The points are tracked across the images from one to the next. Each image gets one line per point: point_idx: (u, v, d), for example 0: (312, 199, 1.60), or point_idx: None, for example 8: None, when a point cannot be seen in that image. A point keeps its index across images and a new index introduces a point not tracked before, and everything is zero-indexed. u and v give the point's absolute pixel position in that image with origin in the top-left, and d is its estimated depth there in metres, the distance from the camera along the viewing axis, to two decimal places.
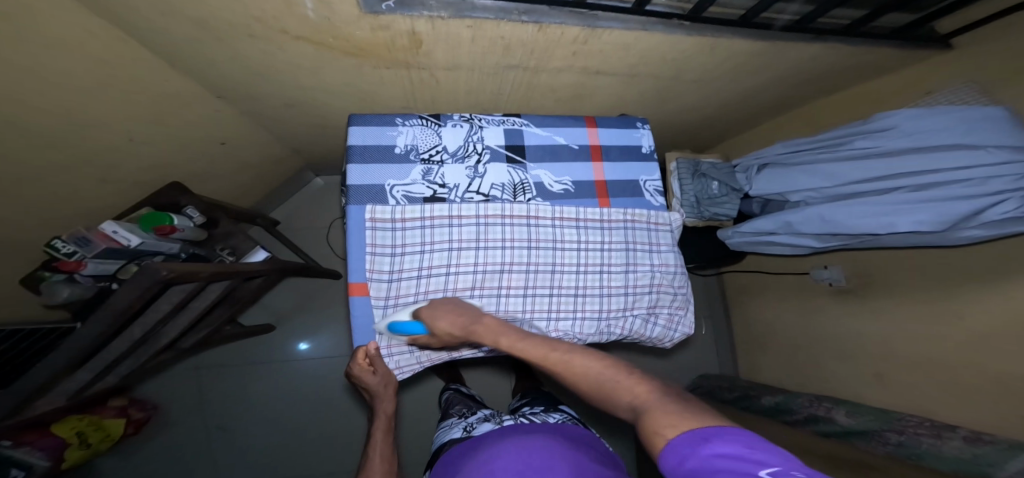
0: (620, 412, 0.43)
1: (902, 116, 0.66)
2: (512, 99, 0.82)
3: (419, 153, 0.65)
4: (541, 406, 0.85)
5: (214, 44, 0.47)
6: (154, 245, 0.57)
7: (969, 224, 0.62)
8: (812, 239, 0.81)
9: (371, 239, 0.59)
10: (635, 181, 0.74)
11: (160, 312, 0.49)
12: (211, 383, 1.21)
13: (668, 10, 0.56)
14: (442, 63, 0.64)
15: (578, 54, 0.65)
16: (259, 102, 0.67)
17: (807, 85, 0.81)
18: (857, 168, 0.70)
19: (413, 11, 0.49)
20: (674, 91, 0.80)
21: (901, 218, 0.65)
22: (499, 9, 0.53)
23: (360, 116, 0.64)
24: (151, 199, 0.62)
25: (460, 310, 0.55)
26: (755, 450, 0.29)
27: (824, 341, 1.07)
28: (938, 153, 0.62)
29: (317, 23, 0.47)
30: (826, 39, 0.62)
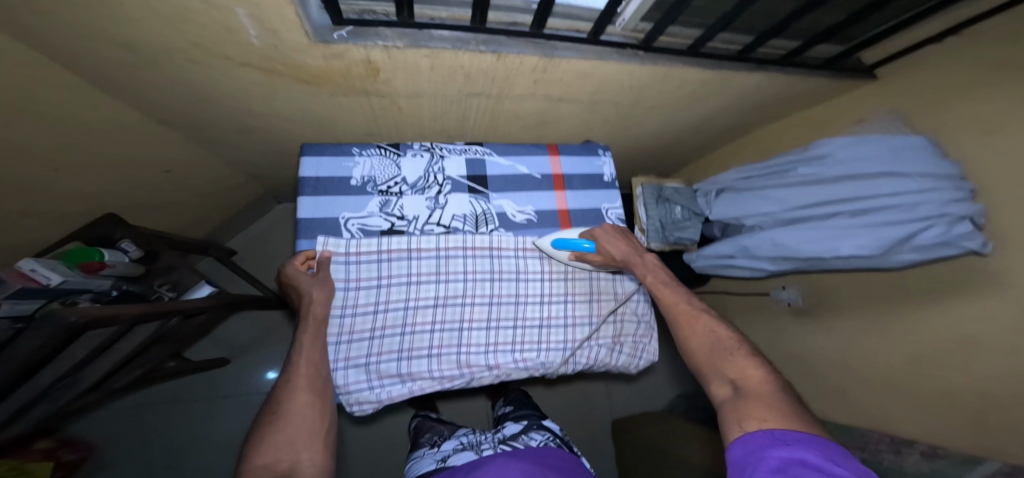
0: (714, 381, 0.49)
1: (837, 144, 0.71)
2: (478, 125, 0.82)
3: (377, 184, 0.63)
4: (524, 422, 0.83)
5: (150, 69, 0.45)
6: (80, 282, 0.53)
7: (904, 248, 0.63)
8: (768, 263, 0.82)
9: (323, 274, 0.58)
10: (597, 210, 0.75)
11: (74, 358, 0.47)
12: (151, 425, 1.11)
13: (624, 40, 0.58)
14: (403, 90, 0.64)
15: (539, 82, 0.66)
16: (209, 128, 0.64)
17: (759, 112, 0.85)
18: (802, 193, 0.74)
19: (367, 41, 0.49)
20: (635, 118, 0.82)
21: (842, 243, 0.66)
22: (456, 38, 0.54)
23: (312, 146, 0.62)
24: (78, 232, 0.57)
25: (628, 244, 0.64)
26: (838, 465, 0.32)
27: (788, 357, 1.09)
28: (871, 179, 0.66)
29: (264, 50, 0.45)
30: (769, 69, 0.66)
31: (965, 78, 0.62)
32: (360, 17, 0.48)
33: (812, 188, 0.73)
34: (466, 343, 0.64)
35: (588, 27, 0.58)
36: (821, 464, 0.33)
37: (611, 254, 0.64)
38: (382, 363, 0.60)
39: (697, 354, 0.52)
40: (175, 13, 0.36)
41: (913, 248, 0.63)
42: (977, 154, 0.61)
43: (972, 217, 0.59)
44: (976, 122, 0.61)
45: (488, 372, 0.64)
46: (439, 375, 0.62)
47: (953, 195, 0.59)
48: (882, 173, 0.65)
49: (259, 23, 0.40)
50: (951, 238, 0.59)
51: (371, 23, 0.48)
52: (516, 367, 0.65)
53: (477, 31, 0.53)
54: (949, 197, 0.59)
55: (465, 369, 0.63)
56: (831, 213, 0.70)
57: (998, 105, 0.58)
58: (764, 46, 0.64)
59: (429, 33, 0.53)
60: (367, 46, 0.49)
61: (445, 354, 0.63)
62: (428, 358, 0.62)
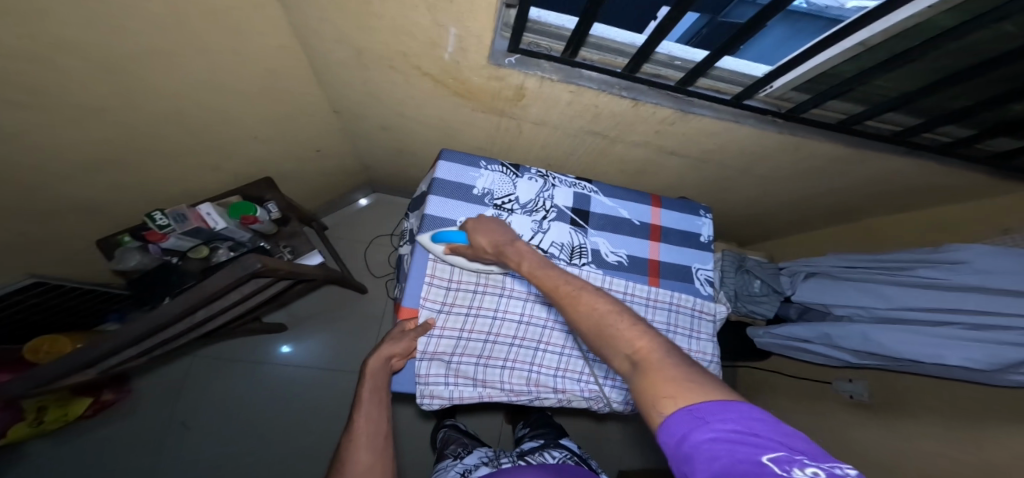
0: (611, 361, 0.36)
1: (971, 252, 0.64)
2: (580, 161, 0.86)
3: (494, 198, 0.67)
4: (542, 440, 0.86)
5: (355, 68, 0.55)
6: (232, 232, 0.59)
7: (1016, 371, 0.59)
8: (848, 355, 0.78)
9: (432, 269, 0.60)
10: (688, 267, 0.74)
11: (230, 300, 0.55)
12: (193, 376, 1.14)
13: (765, 107, 0.57)
14: (533, 118, 0.69)
15: (661, 132, 0.68)
16: (361, 121, 0.73)
17: (872, 199, 0.82)
18: (914, 294, 0.68)
19: (530, 70, 0.55)
20: (738, 182, 0.82)
21: (950, 352, 0.61)
22: (602, 82, 0.58)
23: (451, 153, 0.67)
24: (243, 189, 0.65)
25: (496, 228, 0.53)
26: (758, 432, 0.24)
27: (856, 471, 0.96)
28: (1000, 296, 0.61)
29: (448, 66, 0.54)
30: (913, 154, 0.63)
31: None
32: (531, 48, 0.53)
33: (931, 291, 0.67)
34: (540, 363, 0.63)
35: (730, 89, 0.58)
36: (740, 437, 0.24)
37: (478, 245, 0.53)
38: (461, 363, 0.60)
39: (588, 337, 0.39)
40: (402, 26, 0.45)
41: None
42: None
43: None
44: None
45: (554, 397, 0.63)
46: (509, 390, 0.61)
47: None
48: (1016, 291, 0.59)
49: (459, 42, 0.48)
50: None
51: (539, 56, 0.53)
52: (581, 396, 0.64)
53: (624, 79, 0.57)
54: None
55: (532, 387, 0.62)
56: (948, 321, 0.65)
57: None
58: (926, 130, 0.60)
59: (580, 72, 0.58)
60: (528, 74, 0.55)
61: (518, 368, 0.62)
62: (502, 369, 0.62)
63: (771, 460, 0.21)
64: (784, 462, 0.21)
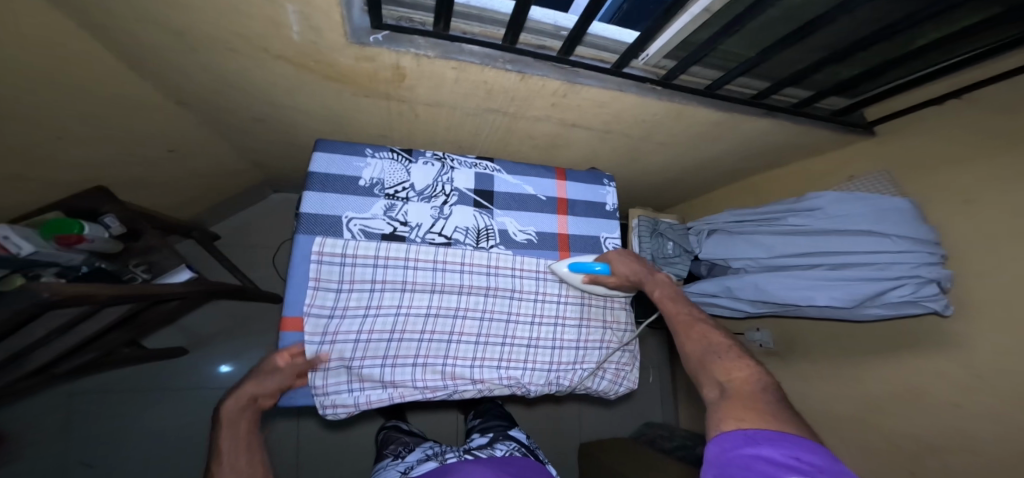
0: (706, 386, 0.48)
1: (826, 199, 0.73)
2: (489, 140, 0.83)
3: (385, 187, 0.63)
4: (492, 433, 0.88)
5: (186, 51, 0.46)
6: (51, 255, 0.50)
7: (874, 303, 0.68)
8: (748, 305, 0.84)
9: (315, 273, 0.55)
10: (595, 238, 0.76)
11: (32, 339, 0.46)
12: (78, 418, 1.00)
13: (644, 75, 0.60)
14: (424, 99, 0.65)
15: (557, 105, 0.68)
16: (225, 111, 0.63)
17: (757, 158, 0.90)
18: (789, 242, 0.76)
19: (401, 47, 0.50)
20: (641, 151, 0.85)
21: (820, 294, 0.70)
22: (486, 54, 0.56)
23: (328, 142, 0.62)
24: (67, 203, 0.56)
25: (639, 267, 0.66)
26: (800, 458, 0.33)
27: None
28: (854, 236, 0.69)
29: (302, 46, 0.47)
30: (778, 115, 0.69)
31: (937, 149, 0.68)
32: (398, 23, 0.49)
33: (798, 238, 0.75)
34: (453, 355, 0.62)
35: (611, 58, 0.59)
36: (784, 462, 0.33)
37: (621, 276, 0.66)
38: (365, 366, 0.57)
39: (694, 364, 0.51)
40: (222, 3, 0.38)
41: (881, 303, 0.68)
42: (954, 218, 0.66)
43: (938, 280, 0.64)
44: (955, 192, 0.66)
45: (472, 387, 0.62)
46: (422, 386, 0.60)
47: (921, 258, 0.64)
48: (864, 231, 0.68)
49: (304, 20, 0.42)
50: (915, 297, 0.65)
51: (408, 31, 0.49)
52: (501, 384, 0.64)
53: (508, 51, 0.55)
54: (921, 260, 0.64)
55: (448, 381, 0.61)
56: (814, 264, 0.74)
57: (970, 180, 0.64)
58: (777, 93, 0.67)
59: (460, 46, 0.54)
60: (399, 51, 0.50)
61: (431, 364, 0.61)
62: (413, 367, 0.60)
63: None
64: None
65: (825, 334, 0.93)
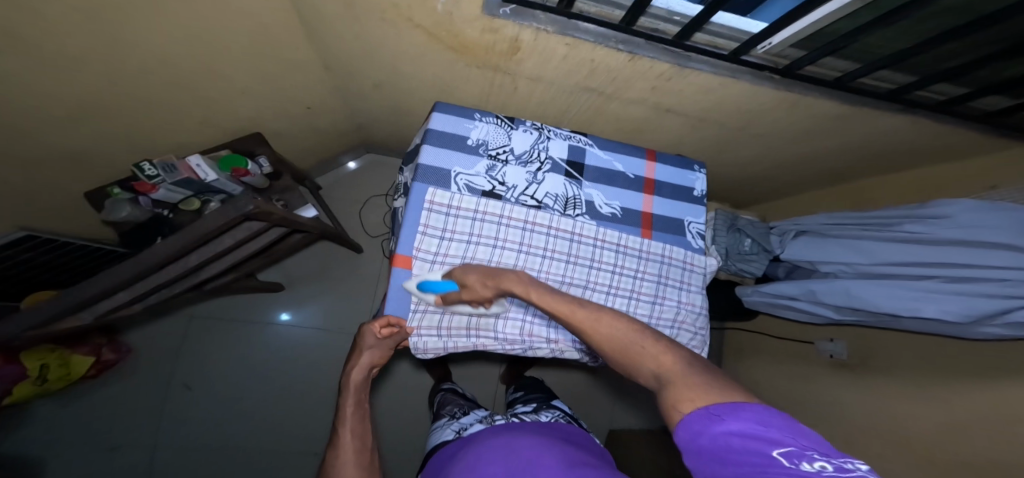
0: (641, 377, 0.41)
1: (957, 207, 0.66)
2: (576, 120, 0.85)
3: (488, 149, 0.69)
4: (535, 403, 0.93)
5: (344, 17, 0.54)
6: (222, 184, 0.62)
7: (993, 322, 0.62)
8: (833, 311, 0.85)
9: (426, 219, 0.64)
10: (680, 221, 0.79)
11: (224, 245, 0.59)
12: (189, 340, 1.19)
13: (762, 63, 0.58)
14: (529, 73, 0.68)
15: (656, 89, 0.69)
16: (353, 73, 0.71)
17: (856, 161, 0.85)
18: (897, 249, 0.72)
19: (525, 21, 0.53)
20: (731, 141, 0.83)
21: (927, 305, 0.66)
22: (598, 35, 0.57)
23: (444, 104, 0.67)
24: (231, 144, 0.69)
25: (487, 269, 0.56)
26: (770, 427, 0.27)
27: (822, 414, 1.07)
28: (983, 249, 0.64)
29: (441, 17, 0.52)
30: (914, 112, 0.64)
31: None
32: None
33: (910, 247, 0.71)
34: (532, 313, 0.67)
35: (727, 44, 0.58)
36: (754, 433, 0.27)
37: (473, 290, 0.56)
38: (455, 315, 0.64)
39: (617, 359, 0.43)
40: None
41: (1002, 323, 0.62)
42: None
43: None
44: None
45: (547, 346, 0.68)
46: (503, 337, 0.66)
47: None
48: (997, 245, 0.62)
49: None
50: None
51: (534, 7, 0.51)
52: (573, 347, 0.69)
53: (625, 31, 0.56)
54: None
55: (526, 337, 0.67)
56: (925, 275, 0.69)
57: None
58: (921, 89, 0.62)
59: (576, 25, 0.56)
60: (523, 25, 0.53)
61: (512, 319, 0.66)
62: (495, 319, 0.65)
63: (780, 454, 0.24)
64: (793, 456, 0.24)
65: (913, 356, 0.87)
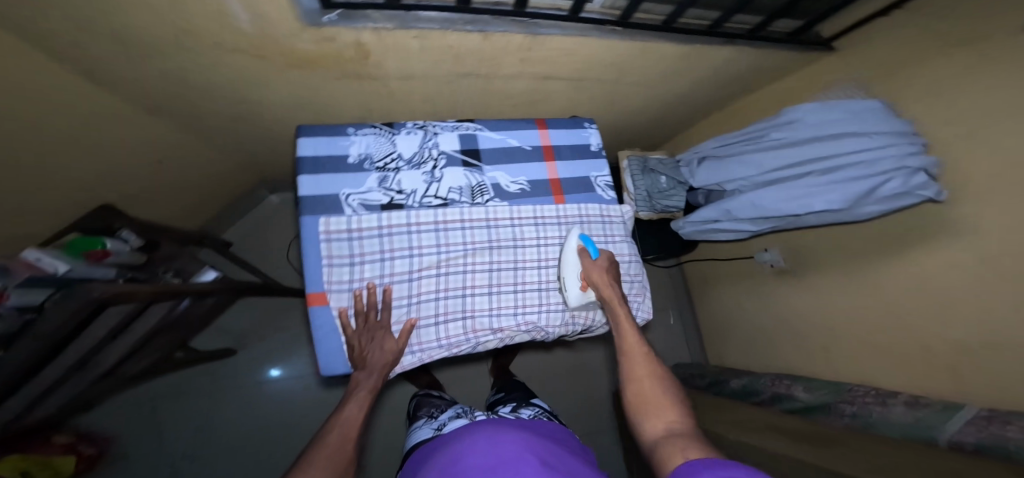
0: (648, 422, 0.52)
1: (804, 110, 0.75)
2: (470, 107, 0.85)
3: (374, 161, 0.68)
4: (514, 402, 0.97)
5: (158, 52, 0.52)
6: (86, 271, 0.59)
7: (867, 201, 0.68)
8: (750, 224, 0.90)
9: (328, 250, 0.64)
10: (586, 178, 0.82)
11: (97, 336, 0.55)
12: (161, 416, 1.12)
13: (603, 17, 0.64)
14: (395, 74, 0.65)
15: (525, 60, 0.70)
16: (206, 103, 0.68)
17: (720, 89, 0.95)
18: (776, 156, 0.78)
19: (357, 23, 0.50)
20: (619, 94, 0.90)
21: (815, 199, 0.72)
22: (446, 20, 0.55)
23: (308, 127, 0.64)
24: (82, 224, 0.67)
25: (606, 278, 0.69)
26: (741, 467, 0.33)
27: (781, 322, 1.16)
28: (838, 139, 0.71)
29: (257, 35, 0.49)
30: (737, 42, 0.74)
31: None
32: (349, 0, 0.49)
33: (784, 151, 0.77)
34: (471, 309, 0.71)
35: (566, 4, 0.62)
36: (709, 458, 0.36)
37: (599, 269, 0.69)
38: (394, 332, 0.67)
39: (632, 387, 0.57)
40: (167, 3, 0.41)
41: (875, 200, 0.68)
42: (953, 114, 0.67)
43: (925, 168, 0.64)
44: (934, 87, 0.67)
45: (494, 336, 0.72)
46: (446, 343, 0.70)
47: (905, 150, 0.64)
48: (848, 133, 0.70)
49: (251, 8, 0.44)
50: (907, 188, 0.64)
51: (361, 7, 0.49)
52: (519, 329, 0.73)
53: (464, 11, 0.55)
54: (906, 151, 0.64)
55: (471, 334, 0.71)
56: (804, 173, 0.75)
57: None
58: (732, 22, 0.73)
59: (419, 15, 0.54)
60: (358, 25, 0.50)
61: (452, 320, 0.70)
62: (435, 327, 0.69)
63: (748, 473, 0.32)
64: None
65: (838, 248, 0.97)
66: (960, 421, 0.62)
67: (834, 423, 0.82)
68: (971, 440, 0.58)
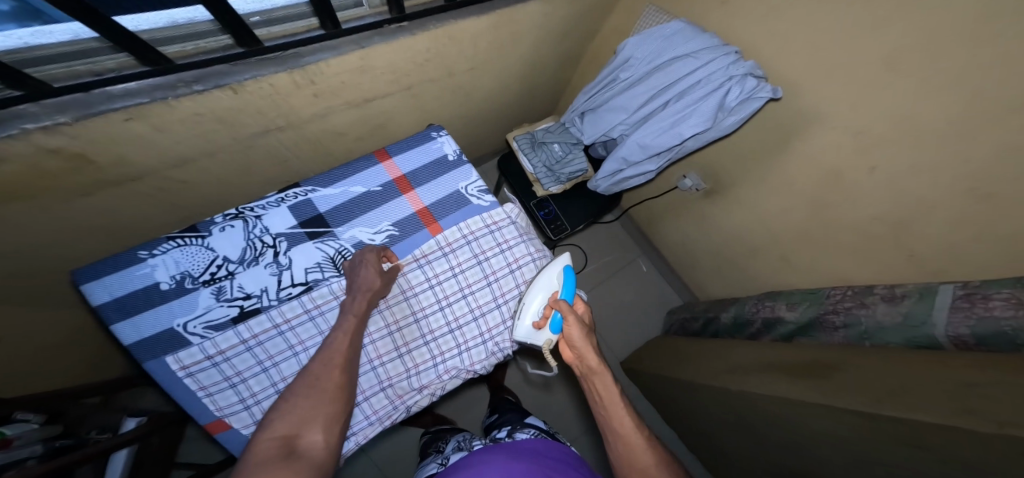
0: None
1: (631, 45, 0.72)
2: (303, 158, 0.75)
3: (197, 277, 0.60)
4: (511, 426, 0.88)
5: None
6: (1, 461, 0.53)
7: (722, 115, 0.67)
8: (651, 163, 0.83)
9: (198, 383, 0.58)
10: (455, 192, 0.75)
11: None
12: None
13: (376, 19, 0.56)
14: (161, 164, 0.54)
15: (320, 94, 0.60)
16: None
17: (563, 40, 0.90)
18: (632, 95, 0.73)
19: (8, 129, 0.36)
20: (466, 84, 0.83)
21: (682, 127, 0.68)
22: (152, 87, 0.43)
23: (86, 270, 0.56)
24: None
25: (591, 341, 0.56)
26: None
27: (729, 242, 1.11)
28: (671, 65, 0.69)
29: None
30: None
31: None
32: None
33: (637, 88, 0.73)
34: (387, 377, 0.66)
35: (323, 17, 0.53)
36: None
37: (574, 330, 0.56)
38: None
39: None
40: None
41: (728, 111, 0.66)
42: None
43: (751, 72, 0.63)
44: None
45: (421, 394, 0.68)
46: (374, 419, 0.66)
47: (727, 59, 0.64)
48: (676, 58, 0.68)
49: None
50: (747, 94, 0.64)
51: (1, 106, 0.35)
52: (443, 379, 0.69)
53: (173, 72, 0.43)
54: (727, 61, 0.64)
55: (398, 401, 0.67)
56: (662, 105, 0.71)
57: None
58: None
59: (106, 90, 0.41)
60: (10, 138, 0.36)
61: (372, 395, 0.65)
62: (356, 409, 0.65)
63: None
64: None
65: (744, 157, 0.92)
66: (945, 308, 0.59)
67: (829, 339, 0.78)
68: (966, 332, 0.55)
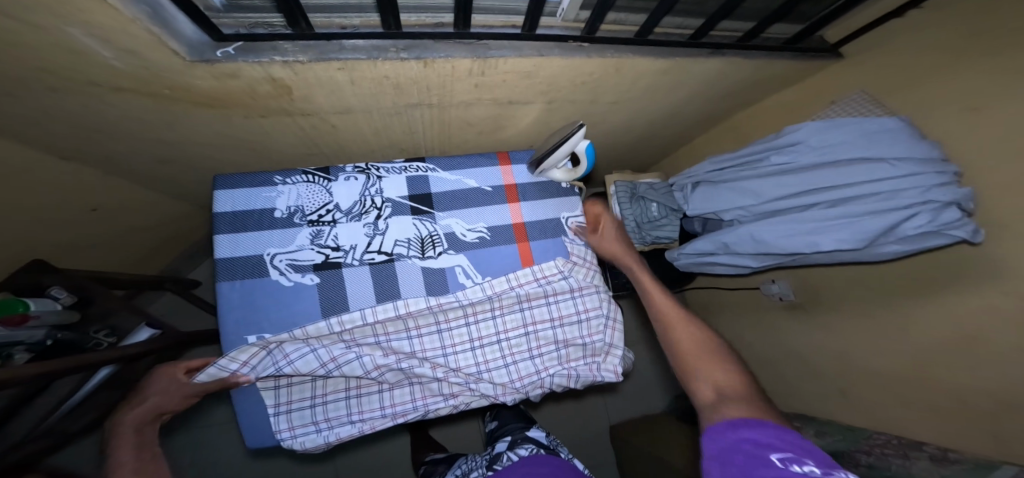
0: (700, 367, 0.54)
1: (807, 131, 0.67)
2: (428, 137, 0.76)
3: (306, 214, 0.62)
4: (509, 438, 0.80)
5: (39, 106, 0.44)
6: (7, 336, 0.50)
7: (887, 239, 0.60)
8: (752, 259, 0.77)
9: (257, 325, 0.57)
10: (556, 219, 0.73)
11: None
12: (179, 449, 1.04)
13: (564, 33, 0.56)
14: (331, 108, 0.56)
15: (480, 86, 0.61)
16: (124, 159, 0.64)
17: (708, 102, 0.88)
18: (779, 183, 0.69)
19: (262, 58, 0.42)
20: (598, 115, 0.83)
21: (824, 238, 0.63)
22: (373, 47, 0.47)
23: (224, 178, 0.61)
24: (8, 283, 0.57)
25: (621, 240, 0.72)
26: (782, 440, 0.39)
27: (787, 358, 1.02)
28: (847, 165, 0.63)
29: (133, 72, 0.40)
30: (726, 52, 0.69)
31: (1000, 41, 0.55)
32: (251, 33, 0.42)
33: (789, 178, 0.68)
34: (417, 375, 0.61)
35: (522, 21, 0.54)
36: (765, 439, 0.39)
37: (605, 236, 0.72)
38: (328, 403, 0.60)
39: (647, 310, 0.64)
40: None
41: (895, 239, 0.60)
42: None
43: (957, 203, 0.56)
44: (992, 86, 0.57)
45: (445, 403, 0.62)
46: (391, 414, 0.61)
47: (936, 179, 0.57)
48: (859, 158, 0.62)
49: (108, 43, 0.35)
50: (935, 227, 0.57)
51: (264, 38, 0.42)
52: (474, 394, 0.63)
53: (396, 37, 0.46)
54: (930, 182, 0.57)
55: (419, 401, 0.62)
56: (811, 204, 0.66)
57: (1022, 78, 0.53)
58: (718, 30, 0.67)
59: (342, 44, 0.46)
60: (258, 63, 0.42)
61: (398, 387, 0.61)
62: (378, 395, 0.61)
63: (778, 458, 0.36)
64: (788, 459, 0.36)
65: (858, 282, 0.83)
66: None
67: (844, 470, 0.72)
68: None
